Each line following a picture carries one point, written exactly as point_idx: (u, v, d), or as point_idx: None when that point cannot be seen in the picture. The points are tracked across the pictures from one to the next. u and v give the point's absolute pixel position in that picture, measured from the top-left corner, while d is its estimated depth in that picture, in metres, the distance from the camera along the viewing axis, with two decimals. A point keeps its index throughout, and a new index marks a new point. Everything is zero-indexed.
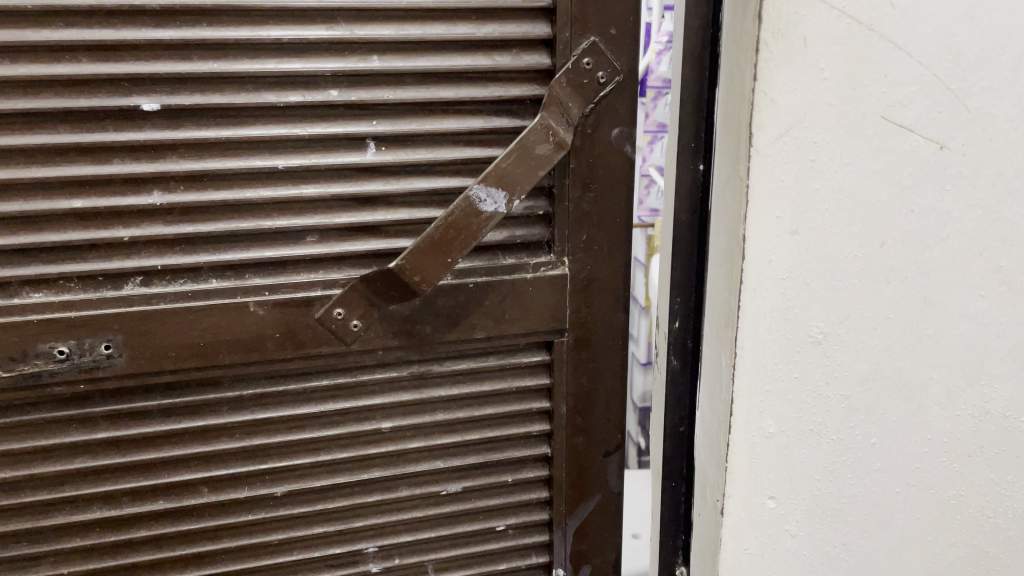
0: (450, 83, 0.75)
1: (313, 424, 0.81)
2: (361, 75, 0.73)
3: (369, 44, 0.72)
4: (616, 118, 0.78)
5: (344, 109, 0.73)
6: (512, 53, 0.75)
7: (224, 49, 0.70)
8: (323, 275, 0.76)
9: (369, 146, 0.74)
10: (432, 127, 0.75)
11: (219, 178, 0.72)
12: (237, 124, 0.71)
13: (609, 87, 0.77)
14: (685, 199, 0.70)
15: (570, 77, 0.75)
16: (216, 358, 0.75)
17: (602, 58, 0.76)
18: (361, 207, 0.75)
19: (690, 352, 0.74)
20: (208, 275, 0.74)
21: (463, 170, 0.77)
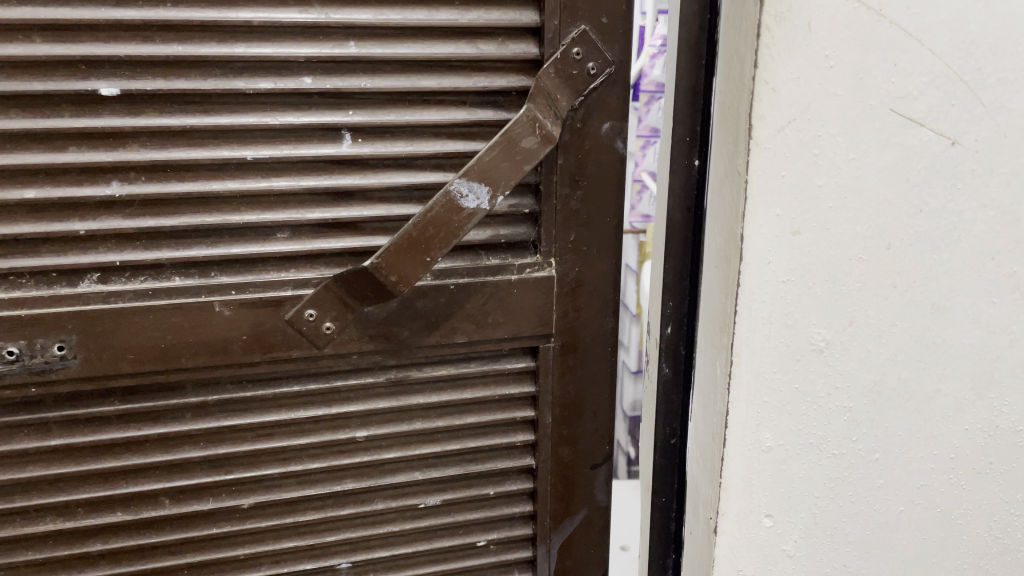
0: (432, 72, 0.71)
1: (282, 434, 0.76)
2: (337, 62, 0.68)
3: (347, 29, 0.68)
4: (606, 112, 0.74)
5: (319, 98, 0.69)
6: (498, 41, 0.71)
7: (191, 32, 0.65)
8: (295, 274, 0.72)
9: (345, 137, 0.70)
10: (412, 118, 0.71)
11: (183, 170, 0.68)
12: (205, 112, 0.67)
13: (600, 79, 0.73)
14: (679, 196, 0.66)
15: (559, 67, 0.71)
16: (178, 361, 0.71)
17: (593, 48, 0.72)
18: (336, 202, 0.71)
19: (682, 359, 0.70)
20: (171, 273, 0.69)
21: (444, 165, 0.73)
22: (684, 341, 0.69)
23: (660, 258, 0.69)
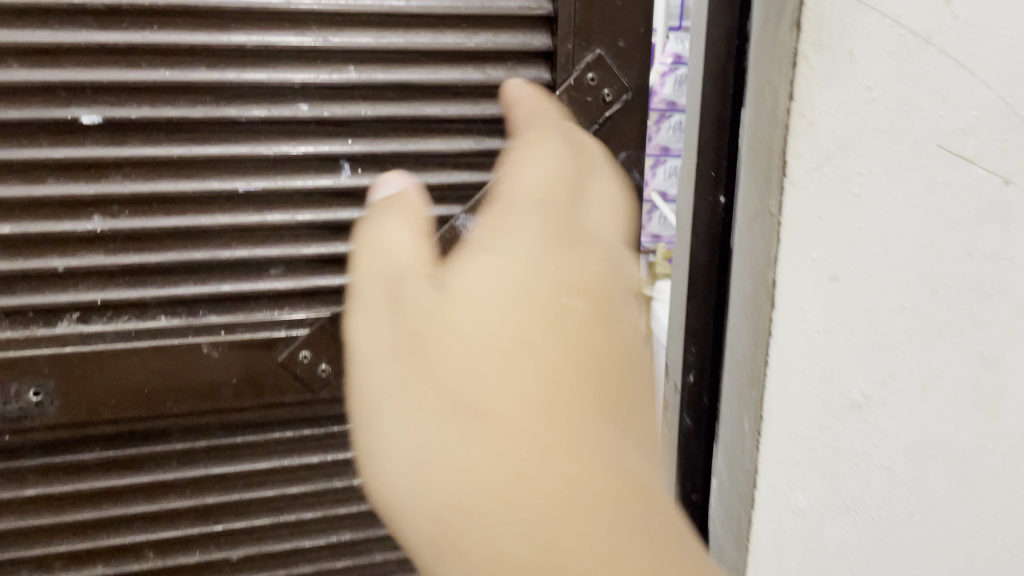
0: (437, 99, 0.66)
1: (274, 481, 0.71)
2: (335, 87, 0.64)
3: (346, 54, 0.64)
4: (623, 142, 0.69)
5: (316, 127, 0.65)
6: (508, 66, 0.67)
7: (179, 57, 0.61)
8: (288, 313, 0.67)
9: (343, 168, 0.66)
10: (415, 148, 0.67)
11: (170, 203, 0.63)
12: (194, 141, 0.63)
13: (617, 106, 0.68)
14: (703, 236, 0.62)
15: (572, 94, 0.67)
16: (162, 408, 0.66)
17: (610, 74, 0.67)
18: (333, 236, 0.67)
19: (704, 409, 0.66)
20: (156, 312, 0.64)
21: (449, 197, 0.69)
22: (708, 391, 0.65)
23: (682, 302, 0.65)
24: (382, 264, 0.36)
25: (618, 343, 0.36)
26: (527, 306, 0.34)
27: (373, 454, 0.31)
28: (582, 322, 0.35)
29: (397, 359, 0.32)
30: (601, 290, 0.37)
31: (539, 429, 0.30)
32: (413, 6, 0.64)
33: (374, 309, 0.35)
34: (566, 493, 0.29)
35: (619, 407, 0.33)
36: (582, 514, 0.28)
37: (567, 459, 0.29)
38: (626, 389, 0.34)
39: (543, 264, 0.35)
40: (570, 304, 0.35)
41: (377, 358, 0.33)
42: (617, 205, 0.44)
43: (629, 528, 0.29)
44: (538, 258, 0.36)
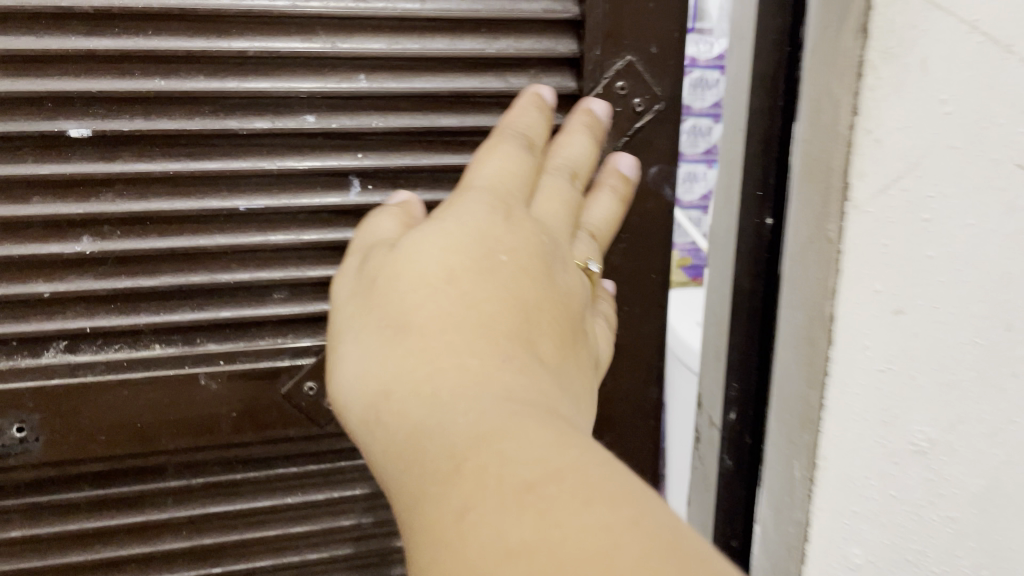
0: (453, 109, 0.62)
1: (277, 520, 0.66)
2: (343, 97, 0.60)
3: (356, 61, 0.59)
4: (654, 154, 0.64)
5: (323, 139, 0.60)
6: (530, 74, 0.62)
7: (175, 65, 0.56)
8: (294, 339, 0.62)
9: (352, 184, 0.61)
10: (430, 162, 0.62)
11: (165, 222, 0.59)
12: (191, 155, 0.58)
13: (648, 117, 0.63)
14: (747, 265, 0.60)
15: (600, 102, 0.62)
16: (157, 443, 0.61)
17: (641, 80, 0.62)
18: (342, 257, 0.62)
19: (747, 449, 0.65)
20: (151, 340, 0.60)
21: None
22: (749, 429, 0.65)
23: (722, 336, 0.64)
24: (369, 276, 0.49)
25: (545, 289, 0.48)
26: (465, 323, 0.44)
27: (347, 351, 0.47)
28: (510, 281, 0.46)
29: (363, 294, 0.50)
30: (532, 261, 0.49)
31: (494, 401, 0.39)
32: (428, 9, 0.58)
33: (368, 269, 0.50)
34: (551, 445, 0.36)
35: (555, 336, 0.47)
36: (568, 468, 0.34)
37: (529, 412, 0.39)
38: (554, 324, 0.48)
39: (463, 272, 0.46)
40: (495, 287, 0.46)
41: (390, 444, 0.41)
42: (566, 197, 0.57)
43: (587, 446, 0.37)
44: (461, 266, 0.46)
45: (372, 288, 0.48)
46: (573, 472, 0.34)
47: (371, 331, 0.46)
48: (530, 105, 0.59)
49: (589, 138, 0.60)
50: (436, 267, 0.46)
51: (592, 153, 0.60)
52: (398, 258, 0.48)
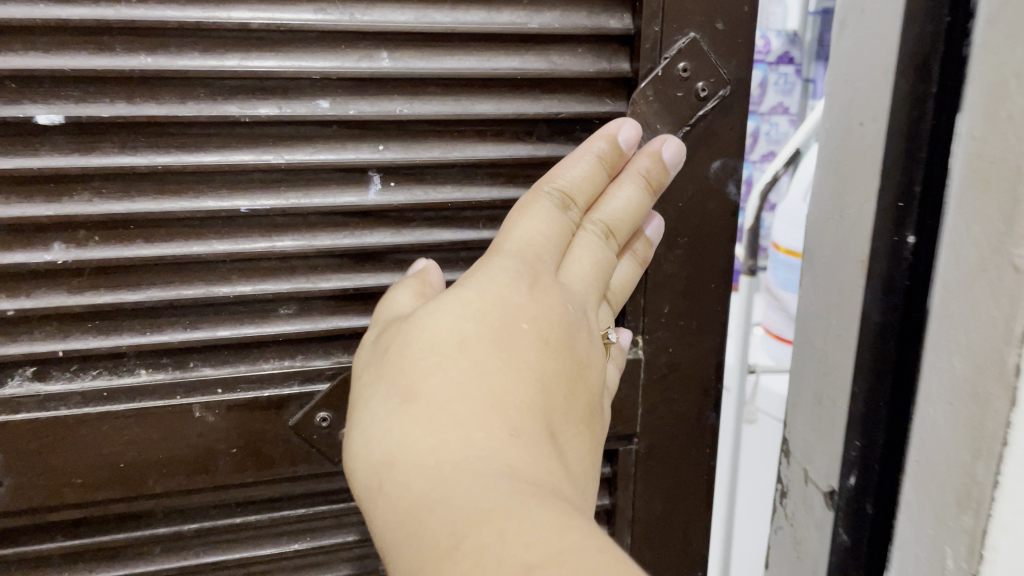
0: (488, 94, 0.53)
1: (282, 570, 0.57)
2: (363, 79, 0.51)
3: (378, 36, 0.51)
4: (717, 147, 0.56)
5: (339, 129, 0.52)
6: (577, 53, 0.54)
7: (164, 39, 0.48)
8: (304, 362, 0.54)
9: (372, 181, 0.53)
10: (462, 156, 0.53)
11: (153, 226, 0.50)
12: (183, 146, 0.49)
13: (712, 104, 0.55)
14: (878, 299, 0.53)
15: (661, 87, 0.54)
16: (144, 486, 0.52)
17: (707, 63, 0.54)
18: (358, 266, 0.54)
19: (867, 519, 0.57)
20: (136, 364, 0.51)
21: (500, 217, 0.56)
22: (872, 495, 0.56)
23: (845, 384, 0.57)
24: (382, 339, 0.47)
25: (563, 361, 0.46)
26: (474, 394, 0.42)
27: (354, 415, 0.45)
28: (526, 354, 0.44)
29: (373, 356, 0.48)
30: (553, 330, 0.46)
31: (500, 476, 0.37)
32: None
33: (380, 333, 0.48)
34: (554, 524, 0.34)
35: (567, 412, 0.45)
36: (569, 550, 0.33)
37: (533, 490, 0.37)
38: (569, 404, 0.46)
39: (476, 340, 0.44)
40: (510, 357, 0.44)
41: (388, 515, 0.40)
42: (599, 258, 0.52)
43: (590, 530, 0.35)
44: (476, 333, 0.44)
45: (383, 357, 0.46)
46: (572, 559, 0.32)
47: (380, 395, 0.44)
48: (587, 152, 0.52)
49: (640, 190, 0.53)
50: (450, 336, 0.44)
51: (637, 208, 0.53)
52: (410, 321, 0.46)
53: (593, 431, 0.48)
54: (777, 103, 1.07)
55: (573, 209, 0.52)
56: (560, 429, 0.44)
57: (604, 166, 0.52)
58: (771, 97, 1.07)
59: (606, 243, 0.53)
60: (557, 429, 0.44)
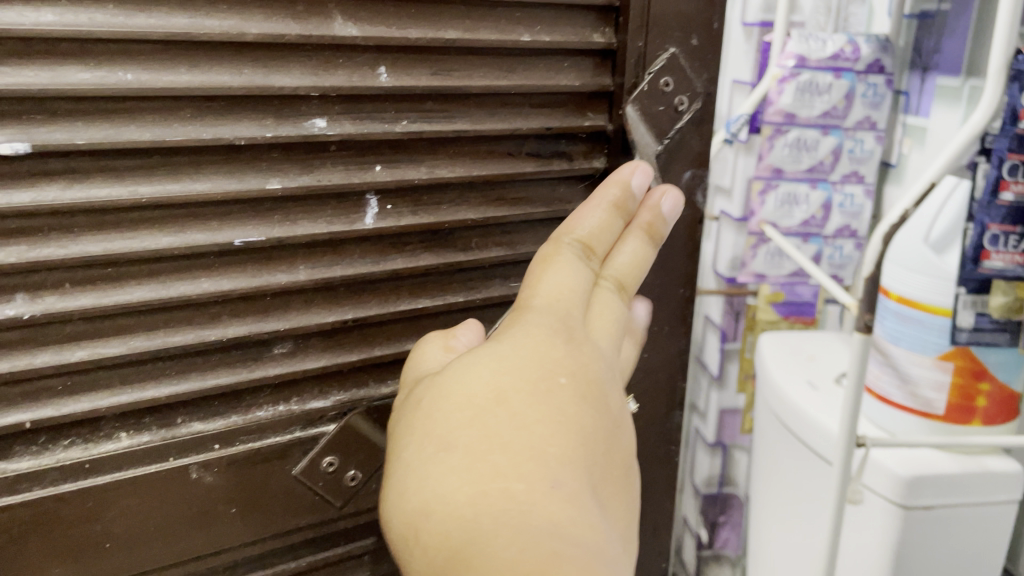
0: (483, 109, 0.51)
1: None
2: (360, 98, 0.47)
3: (374, 50, 0.47)
4: (693, 158, 0.58)
5: (335, 150, 0.47)
6: (563, 66, 0.53)
7: (142, 54, 0.41)
8: (298, 406, 0.49)
9: (368, 204, 0.49)
10: (458, 176, 0.51)
11: (131, 268, 0.43)
12: (167, 176, 0.43)
13: (689, 117, 0.57)
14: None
15: (646, 102, 0.54)
16: (132, 563, 0.47)
17: (685, 79, 0.56)
18: (354, 296, 0.50)
19: None
20: (117, 429, 0.44)
21: (491, 237, 0.54)
22: None
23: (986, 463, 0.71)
24: (415, 398, 0.44)
25: (602, 417, 0.42)
26: (515, 446, 0.38)
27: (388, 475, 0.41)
28: (569, 407, 0.40)
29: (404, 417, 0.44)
30: (590, 383, 0.43)
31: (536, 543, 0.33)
32: None
33: (411, 393, 0.45)
34: None
35: (608, 469, 0.41)
36: None
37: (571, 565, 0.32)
38: (609, 460, 0.41)
39: (514, 392, 0.40)
40: (551, 410, 0.40)
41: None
42: (618, 316, 0.49)
43: None
44: (513, 386, 0.41)
45: (414, 416, 0.43)
46: None
47: (414, 449, 0.40)
48: (601, 201, 0.51)
49: (645, 245, 0.52)
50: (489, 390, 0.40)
51: (642, 262, 0.51)
52: (444, 376, 0.43)
53: (631, 490, 0.43)
54: (863, 116, 0.94)
55: (593, 260, 0.50)
56: (602, 487, 0.40)
57: (617, 216, 0.52)
58: (858, 111, 0.93)
59: (621, 299, 0.50)
60: (602, 488, 0.40)
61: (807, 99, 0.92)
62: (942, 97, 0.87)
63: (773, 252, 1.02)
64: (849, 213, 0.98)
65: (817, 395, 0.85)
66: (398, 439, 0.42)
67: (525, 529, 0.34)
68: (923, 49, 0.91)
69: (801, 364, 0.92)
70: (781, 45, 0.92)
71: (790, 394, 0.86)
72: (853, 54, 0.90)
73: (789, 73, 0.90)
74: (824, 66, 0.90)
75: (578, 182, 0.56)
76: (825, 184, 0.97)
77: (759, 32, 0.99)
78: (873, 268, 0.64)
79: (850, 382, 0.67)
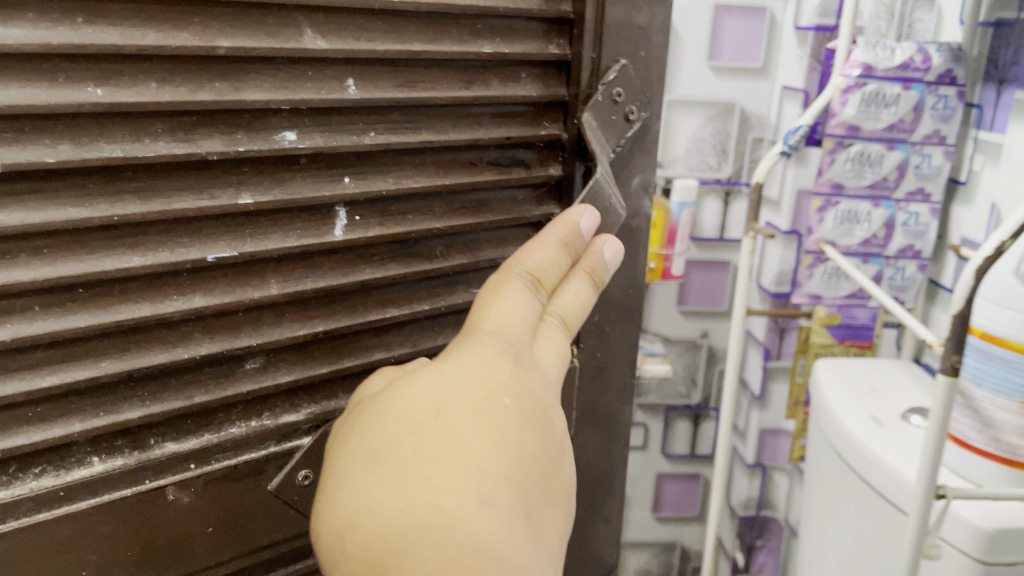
0: (446, 120, 0.46)
1: None
2: (332, 110, 0.42)
3: (341, 63, 0.41)
4: (640, 162, 0.54)
5: (307, 163, 0.42)
6: (521, 79, 0.48)
7: (99, 63, 0.35)
8: (271, 421, 0.45)
9: (336, 217, 0.44)
10: (429, 186, 0.46)
11: (98, 296, 0.37)
12: (137, 191, 0.37)
13: (638, 128, 0.53)
14: None
15: (601, 114, 0.50)
16: None
17: (634, 86, 0.52)
18: (326, 311, 0.45)
19: None
20: (90, 453, 0.40)
21: (455, 245, 0.49)
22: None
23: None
24: (356, 408, 0.42)
25: (541, 440, 0.41)
26: (450, 460, 0.37)
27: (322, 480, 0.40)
28: (509, 429, 0.40)
29: (343, 426, 0.42)
30: (533, 405, 0.42)
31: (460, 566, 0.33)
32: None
33: (354, 406, 0.43)
34: None
35: (543, 493, 0.40)
36: None
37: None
38: (545, 483, 0.41)
39: (455, 409, 0.39)
40: (491, 430, 0.39)
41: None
42: (561, 340, 0.47)
43: None
44: (453, 401, 0.40)
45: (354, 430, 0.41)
46: None
47: (349, 458, 0.39)
48: (552, 236, 0.48)
49: (587, 288, 0.49)
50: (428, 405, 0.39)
51: (584, 302, 0.49)
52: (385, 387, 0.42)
53: (565, 513, 0.42)
54: (932, 130, 1.12)
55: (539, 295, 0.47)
56: (535, 508, 0.39)
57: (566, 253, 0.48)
58: (925, 125, 1.12)
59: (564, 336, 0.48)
60: (535, 504, 0.39)
61: (872, 110, 1.11)
62: (1020, 108, 0.98)
63: (829, 272, 1.25)
64: (913, 232, 1.18)
65: (882, 431, 0.98)
66: (337, 450, 0.40)
67: (449, 548, 0.34)
68: (1000, 60, 1.03)
69: (862, 400, 1.05)
70: (848, 55, 1.11)
71: (854, 430, 1.00)
72: (923, 64, 1.08)
73: (853, 81, 1.10)
74: (891, 76, 1.09)
75: (534, 190, 0.51)
76: (887, 201, 1.18)
77: (814, 34, 1.21)
78: (964, 303, 0.72)
79: (937, 425, 0.78)
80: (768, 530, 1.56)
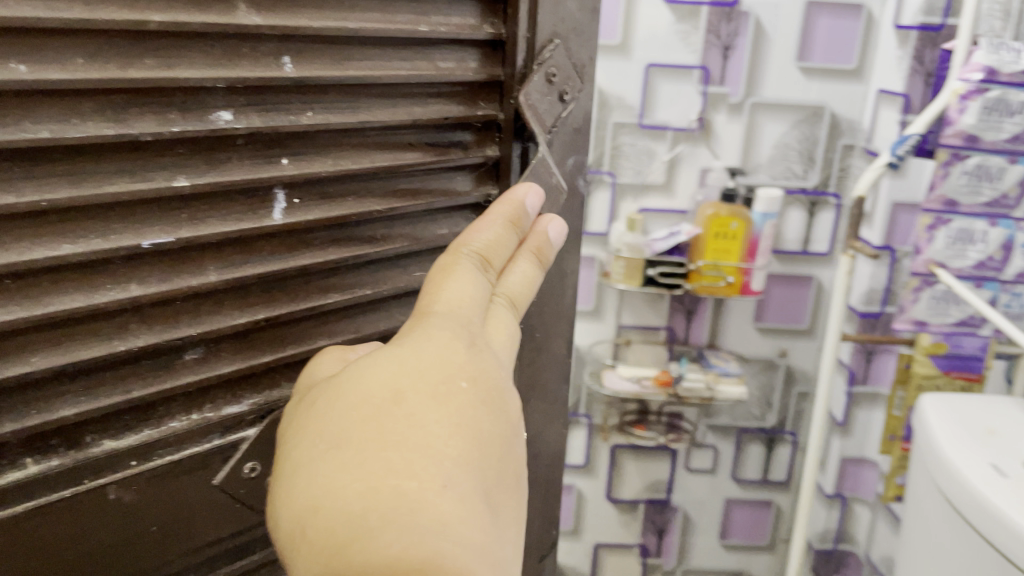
0: (385, 100, 0.39)
1: None
2: (266, 92, 0.34)
3: (275, 38, 0.34)
4: (574, 141, 0.48)
5: (247, 144, 0.34)
6: (462, 56, 0.41)
7: (16, 38, 0.28)
8: (214, 412, 0.37)
9: (275, 199, 0.36)
10: (376, 167, 0.39)
11: (28, 293, 0.30)
12: (67, 173, 0.30)
13: (572, 105, 0.46)
14: None
15: (538, 97, 0.43)
16: None
17: (567, 62, 0.45)
18: (265, 300, 0.37)
19: None
20: (23, 458, 0.32)
21: (398, 228, 0.41)
22: None
23: None
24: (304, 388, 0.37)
25: (502, 425, 0.36)
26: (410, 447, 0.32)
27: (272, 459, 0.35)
28: (469, 415, 0.35)
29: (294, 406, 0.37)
30: (492, 389, 0.37)
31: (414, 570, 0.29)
32: None
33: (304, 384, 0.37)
34: None
35: (501, 477, 0.35)
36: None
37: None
38: (505, 469, 0.36)
39: (415, 393, 0.34)
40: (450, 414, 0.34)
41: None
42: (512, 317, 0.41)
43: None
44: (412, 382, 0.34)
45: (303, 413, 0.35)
46: None
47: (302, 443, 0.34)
48: (498, 215, 0.41)
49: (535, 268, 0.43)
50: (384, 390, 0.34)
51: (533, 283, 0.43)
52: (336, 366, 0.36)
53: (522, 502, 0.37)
54: None
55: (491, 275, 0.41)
56: (494, 495, 0.34)
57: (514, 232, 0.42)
58: None
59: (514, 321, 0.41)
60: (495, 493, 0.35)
61: (995, 119, 0.90)
62: None
63: (937, 297, 1.02)
64: None
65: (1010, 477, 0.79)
66: (288, 436, 0.35)
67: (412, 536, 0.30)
68: None
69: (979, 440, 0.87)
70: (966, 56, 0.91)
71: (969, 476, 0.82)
72: None
73: (974, 86, 0.89)
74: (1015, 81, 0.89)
75: (472, 171, 0.44)
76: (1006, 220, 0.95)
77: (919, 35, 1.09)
78: None
79: None
80: (845, 565, 1.41)
